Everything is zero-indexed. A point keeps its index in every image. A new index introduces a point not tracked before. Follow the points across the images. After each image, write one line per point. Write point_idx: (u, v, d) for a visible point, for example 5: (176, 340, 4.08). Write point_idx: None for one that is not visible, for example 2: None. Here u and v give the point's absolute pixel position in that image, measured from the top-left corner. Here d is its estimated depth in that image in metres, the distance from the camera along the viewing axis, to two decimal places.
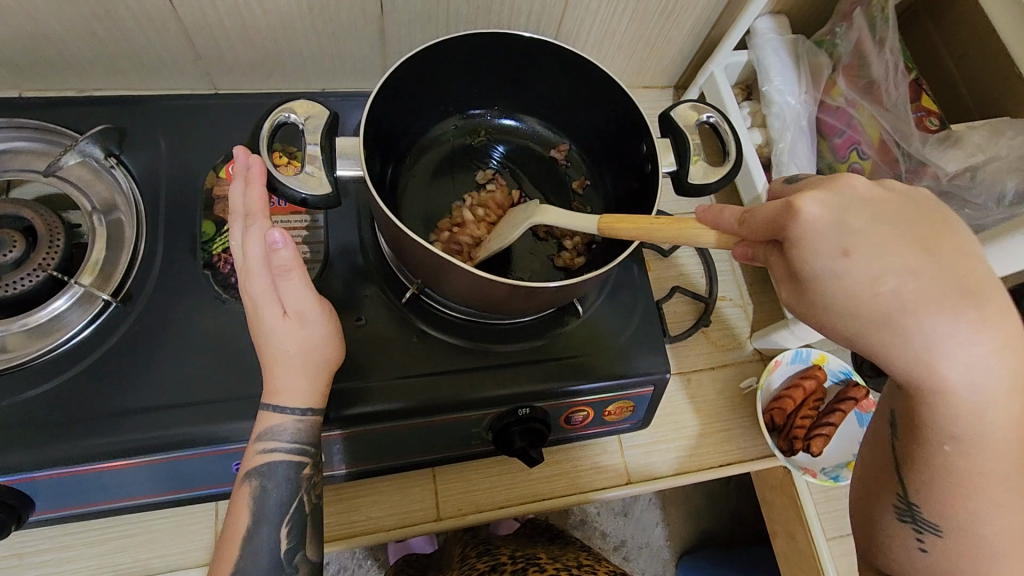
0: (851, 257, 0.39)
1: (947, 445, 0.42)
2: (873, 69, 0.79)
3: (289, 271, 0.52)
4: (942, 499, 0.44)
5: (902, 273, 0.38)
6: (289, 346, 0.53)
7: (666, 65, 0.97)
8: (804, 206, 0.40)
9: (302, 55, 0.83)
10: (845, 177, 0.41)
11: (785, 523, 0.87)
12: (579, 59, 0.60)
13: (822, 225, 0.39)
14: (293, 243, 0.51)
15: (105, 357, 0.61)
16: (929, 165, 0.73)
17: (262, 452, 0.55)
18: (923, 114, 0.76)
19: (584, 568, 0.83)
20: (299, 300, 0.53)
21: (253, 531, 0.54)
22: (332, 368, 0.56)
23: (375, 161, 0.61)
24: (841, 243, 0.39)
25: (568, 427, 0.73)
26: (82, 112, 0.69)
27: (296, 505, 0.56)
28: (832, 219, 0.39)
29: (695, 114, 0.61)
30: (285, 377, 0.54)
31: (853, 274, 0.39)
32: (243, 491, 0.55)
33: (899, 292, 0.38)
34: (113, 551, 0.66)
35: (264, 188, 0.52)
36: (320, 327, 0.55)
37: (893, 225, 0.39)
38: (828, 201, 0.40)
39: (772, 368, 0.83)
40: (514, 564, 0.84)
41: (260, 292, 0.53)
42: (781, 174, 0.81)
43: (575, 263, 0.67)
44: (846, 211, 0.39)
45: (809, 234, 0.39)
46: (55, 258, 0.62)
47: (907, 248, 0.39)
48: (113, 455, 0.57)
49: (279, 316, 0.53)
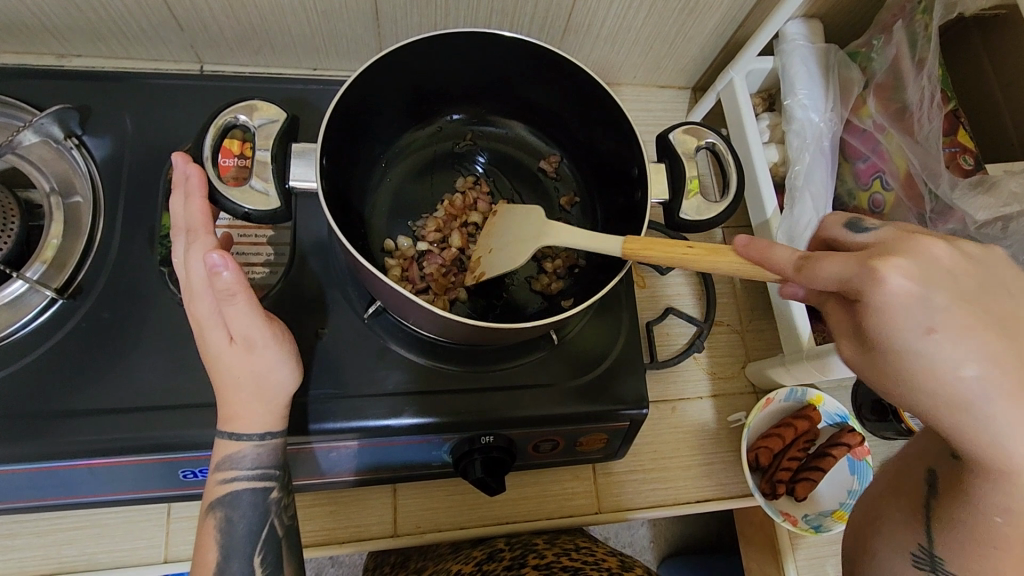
0: (935, 336, 0.36)
1: (997, 517, 0.39)
2: (908, 94, 0.71)
3: (233, 296, 0.48)
4: (972, 559, 0.41)
5: (986, 353, 0.36)
6: (239, 373, 0.51)
7: (685, 66, 0.89)
8: (887, 276, 0.36)
9: (292, 34, 0.78)
10: (923, 244, 0.39)
11: (762, 563, 0.83)
12: (573, 68, 0.55)
13: (909, 301, 0.36)
14: (236, 266, 0.48)
15: (53, 352, 0.58)
16: (956, 209, 0.66)
17: (223, 481, 0.53)
18: (957, 151, 0.69)
19: (585, 551, 0.68)
20: (247, 325, 0.50)
21: (224, 567, 0.52)
22: (290, 392, 0.53)
23: (337, 168, 0.56)
24: (927, 319, 0.36)
25: (536, 455, 0.69)
26: (47, 87, 0.65)
27: (267, 531, 0.55)
28: (919, 294, 0.36)
29: (695, 140, 0.56)
30: (238, 403, 0.52)
31: (941, 355, 0.36)
32: (208, 525, 0.53)
33: (982, 377, 0.36)
34: (59, 543, 0.65)
35: (204, 202, 0.48)
36: (272, 353, 0.52)
37: (981, 300, 0.37)
38: (912, 270, 0.37)
39: (763, 405, 0.78)
40: (511, 552, 0.68)
41: (208, 316, 0.51)
42: (792, 198, 0.73)
43: (553, 288, 0.63)
44: (930, 284, 0.36)
45: (892, 307, 0.36)
46: (4, 246, 0.59)
47: (991, 325, 0.37)
48: (52, 458, 0.55)
49: (226, 342, 0.51)
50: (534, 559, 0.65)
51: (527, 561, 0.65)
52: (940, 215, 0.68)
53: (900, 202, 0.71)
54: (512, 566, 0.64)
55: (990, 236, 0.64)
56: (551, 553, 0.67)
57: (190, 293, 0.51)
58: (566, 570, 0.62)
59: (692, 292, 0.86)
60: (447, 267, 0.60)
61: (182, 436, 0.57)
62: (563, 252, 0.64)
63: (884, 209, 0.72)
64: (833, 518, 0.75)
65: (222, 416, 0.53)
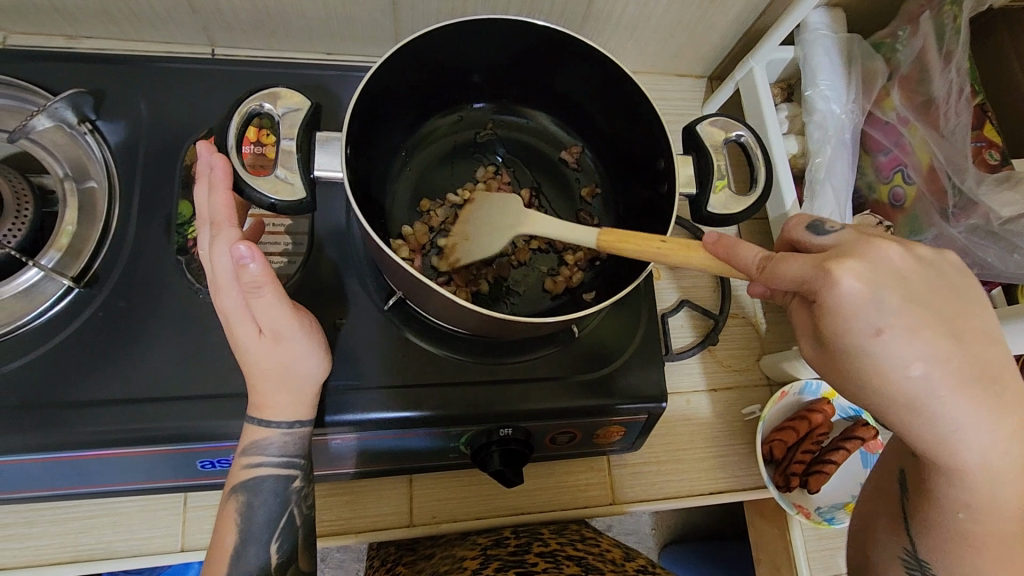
0: (885, 337, 0.37)
1: (961, 514, 0.42)
2: (933, 86, 0.71)
3: (260, 288, 0.48)
4: (951, 559, 0.43)
5: (933, 354, 0.37)
6: (267, 363, 0.52)
7: (703, 53, 0.88)
8: (842, 279, 0.37)
9: (307, 17, 0.76)
10: (876, 245, 0.39)
11: (772, 553, 0.84)
12: (601, 58, 0.54)
13: (862, 302, 0.37)
14: (264, 257, 0.47)
15: (69, 342, 0.58)
16: (980, 205, 0.66)
17: (246, 465, 0.54)
18: (983, 145, 0.69)
19: (589, 543, 0.68)
20: (274, 317, 0.50)
21: (241, 551, 0.53)
22: (318, 381, 0.54)
23: (358, 158, 0.55)
24: (878, 321, 0.37)
25: (553, 447, 0.70)
26: (59, 69, 0.64)
27: (286, 519, 0.55)
28: (871, 294, 0.37)
29: (722, 132, 0.55)
30: (267, 392, 0.52)
31: (890, 356, 0.37)
32: (229, 508, 0.54)
33: (929, 377, 0.37)
34: (76, 531, 0.65)
35: (227, 194, 0.47)
36: (299, 343, 0.52)
37: (929, 300, 0.38)
38: (866, 272, 0.37)
39: (778, 398, 0.78)
40: (517, 539, 0.68)
41: (234, 308, 0.51)
42: (812, 193, 0.73)
43: (575, 281, 0.62)
44: (882, 287, 0.37)
45: (845, 308, 0.37)
46: (18, 234, 0.59)
47: (936, 324, 0.37)
48: (71, 449, 0.55)
49: (254, 335, 0.51)
50: (539, 547, 0.65)
51: (532, 548, 0.65)
52: (962, 210, 0.68)
53: (923, 197, 0.70)
54: (518, 551, 0.64)
55: (1014, 231, 0.65)
56: (556, 542, 0.67)
57: (216, 285, 0.50)
58: (571, 557, 0.62)
59: (707, 284, 0.85)
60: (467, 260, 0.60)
61: (202, 427, 0.57)
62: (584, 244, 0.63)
63: (905, 203, 0.72)
64: (846, 510, 0.75)
65: (252, 403, 0.54)
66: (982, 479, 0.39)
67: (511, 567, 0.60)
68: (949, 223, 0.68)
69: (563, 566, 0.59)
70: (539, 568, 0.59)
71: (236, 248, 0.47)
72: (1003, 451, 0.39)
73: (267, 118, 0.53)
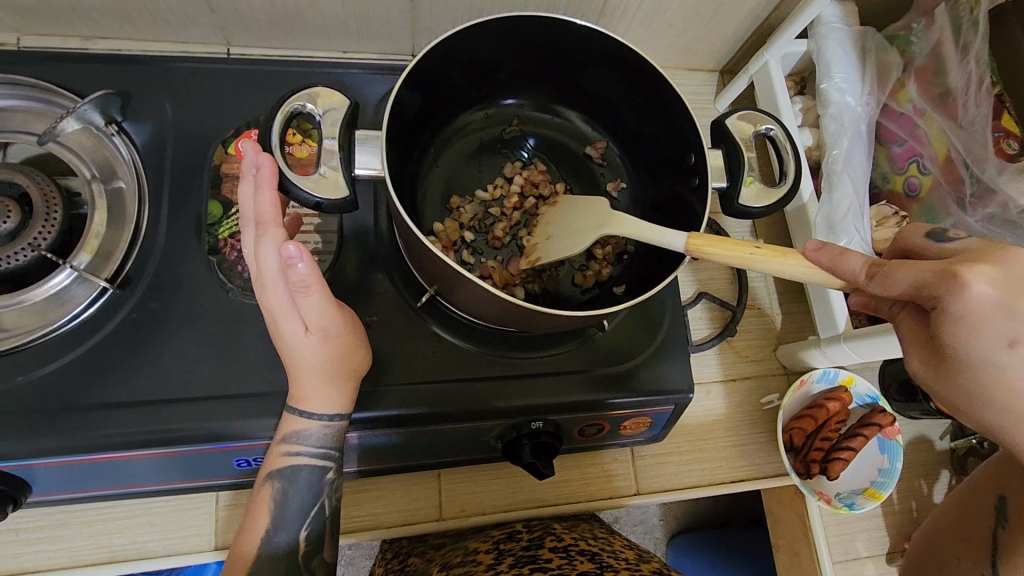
0: (1015, 348, 0.37)
1: None
2: (950, 78, 0.72)
3: (308, 287, 0.49)
4: None
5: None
6: (313, 359, 0.52)
7: (717, 48, 0.89)
8: (972, 285, 0.36)
9: (326, 15, 0.76)
10: (1014, 255, 0.38)
11: (791, 540, 0.85)
12: (631, 54, 0.54)
13: (993, 310, 0.36)
14: (311, 258, 0.48)
15: (104, 344, 0.58)
16: (998, 194, 0.68)
17: (286, 453, 0.54)
18: (1002, 135, 0.70)
19: (602, 539, 0.68)
20: (322, 314, 0.52)
21: (271, 535, 0.54)
22: (360, 375, 0.55)
23: (394, 155, 0.56)
24: (1010, 332, 0.36)
25: (582, 439, 0.71)
26: (83, 71, 0.63)
27: (318, 509, 0.56)
28: (1003, 301, 0.36)
29: (752, 126, 0.56)
30: (311, 387, 0.53)
31: (1014, 367, 0.37)
32: (264, 493, 0.54)
33: None
34: (109, 532, 0.65)
35: (275, 193, 0.48)
36: (344, 339, 0.53)
37: None
38: (998, 278, 0.36)
39: (797, 386, 0.79)
40: (530, 534, 0.69)
41: (281, 306, 0.51)
42: (830, 183, 0.73)
43: (604, 275, 0.63)
44: (1018, 297, 0.36)
45: (974, 316, 0.36)
46: (49, 237, 0.59)
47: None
48: (111, 449, 0.55)
49: (301, 332, 0.52)
50: (551, 542, 0.66)
51: (545, 543, 0.65)
52: (979, 199, 0.70)
53: (939, 186, 0.72)
54: (531, 546, 0.65)
55: None
56: (569, 536, 0.68)
57: (262, 283, 0.50)
58: (584, 552, 0.62)
59: (724, 276, 0.86)
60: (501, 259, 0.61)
61: (239, 425, 0.57)
62: (612, 238, 0.64)
63: (920, 192, 0.74)
64: (864, 496, 0.77)
65: (292, 395, 0.54)
66: None
67: (526, 562, 0.61)
68: (966, 212, 0.70)
69: (577, 562, 0.59)
70: (553, 564, 0.60)
71: (285, 249, 0.47)
72: None
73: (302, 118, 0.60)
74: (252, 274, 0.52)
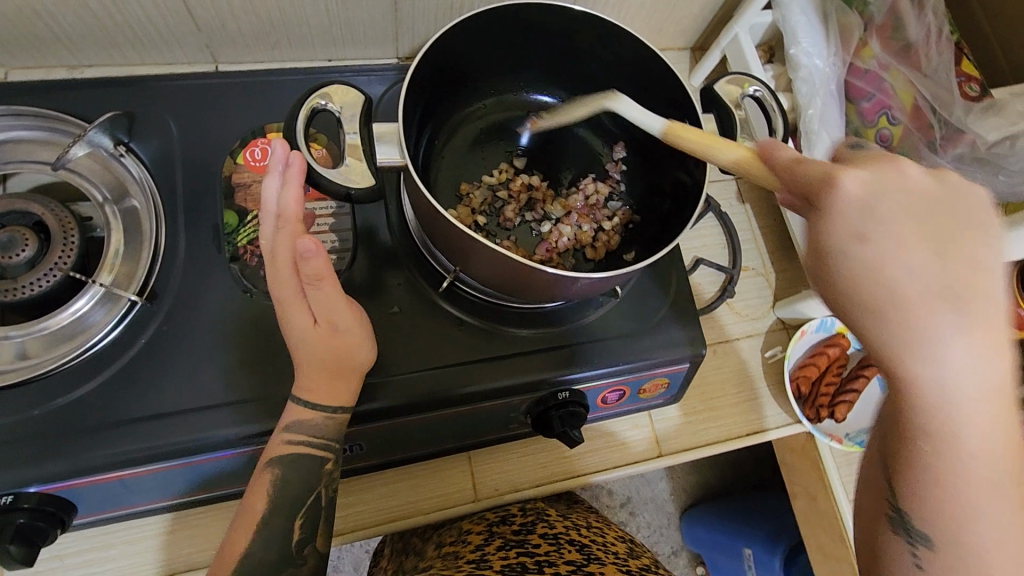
0: (865, 239, 0.39)
1: (928, 448, 0.40)
2: (910, 31, 0.78)
3: (320, 280, 0.53)
4: (942, 519, 0.41)
5: (917, 263, 0.38)
6: (321, 353, 0.55)
7: (686, 27, 0.93)
8: (842, 182, 0.40)
9: (310, 25, 0.78)
10: (898, 167, 0.41)
11: (807, 486, 0.89)
12: (621, 30, 0.58)
13: (856, 203, 0.39)
14: (324, 252, 0.52)
15: (136, 359, 0.59)
16: (967, 133, 0.75)
17: (289, 440, 0.56)
18: (963, 80, 0.77)
19: (594, 530, 0.74)
20: (331, 306, 0.55)
21: (268, 520, 0.55)
22: (364, 370, 0.57)
23: (411, 128, 0.61)
24: (860, 224, 0.39)
25: (603, 406, 0.74)
26: (86, 97, 0.65)
27: (314, 498, 0.58)
28: (866, 199, 0.39)
29: (740, 88, 0.60)
30: (317, 379, 0.55)
31: (869, 258, 0.39)
32: (263, 478, 0.56)
33: (906, 280, 0.38)
34: (150, 549, 0.66)
35: (299, 189, 0.53)
36: (351, 333, 0.56)
37: (931, 220, 0.39)
38: (867, 180, 0.40)
39: (798, 338, 0.83)
40: (524, 518, 0.72)
41: (292, 299, 0.54)
42: (810, 140, 0.77)
43: (614, 244, 0.66)
44: (879, 196, 0.40)
45: (840, 206, 0.40)
46: (70, 258, 0.60)
47: (922, 238, 0.39)
48: (156, 459, 0.56)
49: (310, 325, 0.55)
50: (543, 527, 0.70)
51: (538, 526, 0.70)
52: (949, 140, 0.76)
53: (911, 133, 0.77)
54: (522, 530, 0.69)
55: (1000, 154, 0.73)
56: (561, 524, 0.72)
57: (275, 275, 0.54)
58: (574, 543, 0.67)
59: (718, 242, 0.90)
60: (519, 239, 0.64)
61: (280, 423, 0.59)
62: (619, 209, 0.67)
63: (893, 141, 0.78)
64: None
65: (298, 387, 0.56)
66: (976, 420, 0.39)
67: (513, 546, 0.66)
68: (938, 154, 0.76)
69: (564, 552, 0.65)
70: (541, 550, 0.65)
71: (301, 243, 0.51)
72: (997, 383, 0.38)
73: (333, 129, 0.64)
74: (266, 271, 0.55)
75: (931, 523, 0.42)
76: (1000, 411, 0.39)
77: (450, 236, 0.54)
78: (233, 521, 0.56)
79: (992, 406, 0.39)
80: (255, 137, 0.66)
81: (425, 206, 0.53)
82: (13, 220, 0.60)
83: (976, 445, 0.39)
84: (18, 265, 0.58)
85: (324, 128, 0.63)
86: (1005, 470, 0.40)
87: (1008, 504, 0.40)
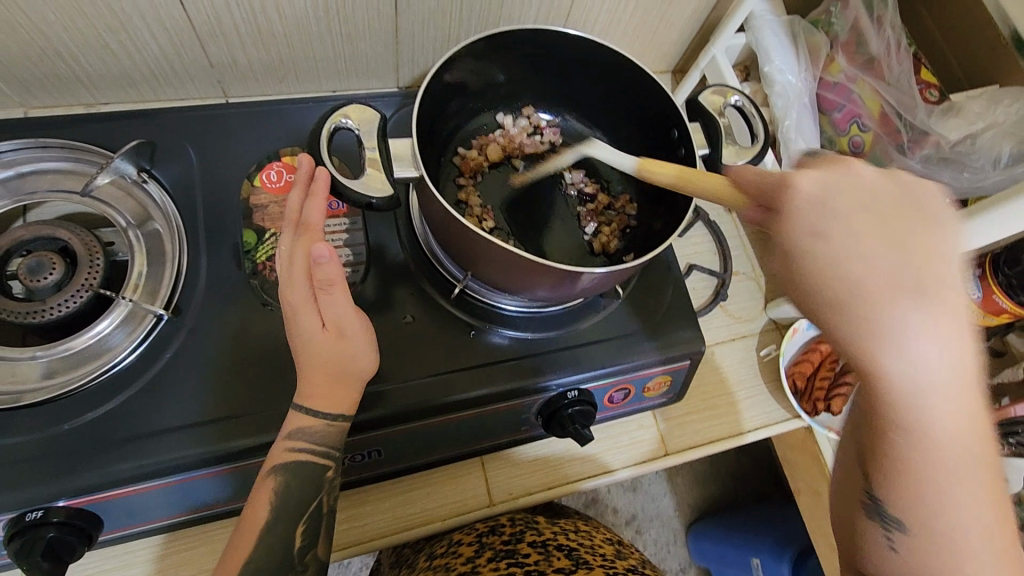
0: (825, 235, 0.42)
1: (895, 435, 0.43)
2: (872, 46, 0.85)
3: (332, 285, 0.56)
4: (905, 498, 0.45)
5: (871, 254, 0.41)
6: (328, 357, 0.57)
7: (667, 50, 0.99)
8: (797, 182, 0.44)
9: (316, 57, 0.83)
10: (853, 167, 0.44)
11: (810, 482, 0.91)
12: (610, 50, 0.63)
13: (813, 201, 0.43)
14: (337, 257, 0.56)
15: (159, 374, 0.61)
16: (931, 135, 0.80)
17: (291, 448, 0.58)
18: (923, 87, 0.83)
19: (582, 533, 0.78)
20: (341, 313, 0.57)
21: (271, 528, 0.57)
22: (365, 378, 0.59)
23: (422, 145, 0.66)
24: (816, 221, 0.42)
25: (610, 407, 0.77)
26: (110, 130, 0.69)
27: (315, 505, 0.60)
28: (822, 197, 0.43)
29: (722, 99, 0.65)
30: (320, 384, 0.57)
31: (826, 252, 0.41)
32: (266, 486, 0.58)
33: (864, 268, 0.40)
34: (173, 566, 0.66)
35: (325, 202, 0.58)
36: (356, 340, 0.58)
37: (876, 211, 0.42)
38: (821, 179, 0.43)
39: (790, 335, 0.87)
40: (513, 526, 0.75)
41: (302, 304, 0.57)
42: (788, 149, 0.83)
43: (611, 247, 0.70)
44: (834, 192, 0.43)
45: (797, 205, 0.43)
46: (97, 277, 0.62)
47: (881, 233, 0.41)
48: (182, 469, 0.58)
49: (317, 329, 0.57)
50: (531, 535, 0.73)
51: (528, 534, 0.73)
52: (916, 142, 0.81)
53: (880, 138, 0.84)
54: (511, 539, 0.72)
55: (962, 152, 0.77)
56: (549, 530, 0.75)
57: (288, 279, 0.57)
58: (562, 548, 0.70)
59: (709, 248, 0.95)
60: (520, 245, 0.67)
61: None
62: (615, 217, 0.72)
63: (865, 147, 0.85)
64: None
65: (299, 391, 0.58)
66: (940, 402, 0.41)
67: (503, 557, 0.68)
68: (908, 156, 0.81)
69: (553, 559, 0.68)
70: (530, 559, 0.67)
71: (316, 249, 0.55)
72: (961, 369, 0.41)
73: (355, 158, 0.69)
74: (280, 274, 0.59)
75: (905, 510, 0.46)
76: (964, 395, 0.41)
77: (460, 239, 0.58)
78: (236, 528, 0.57)
79: (952, 392, 0.41)
80: (270, 161, 0.70)
81: (439, 213, 0.57)
82: (42, 245, 0.63)
83: (942, 433, 0.42)
84: (46, 287, 0.60)
85: (345, 153, 0.68)
86: (966, 449, 0.43)
87: (973, 486, 0.43)
